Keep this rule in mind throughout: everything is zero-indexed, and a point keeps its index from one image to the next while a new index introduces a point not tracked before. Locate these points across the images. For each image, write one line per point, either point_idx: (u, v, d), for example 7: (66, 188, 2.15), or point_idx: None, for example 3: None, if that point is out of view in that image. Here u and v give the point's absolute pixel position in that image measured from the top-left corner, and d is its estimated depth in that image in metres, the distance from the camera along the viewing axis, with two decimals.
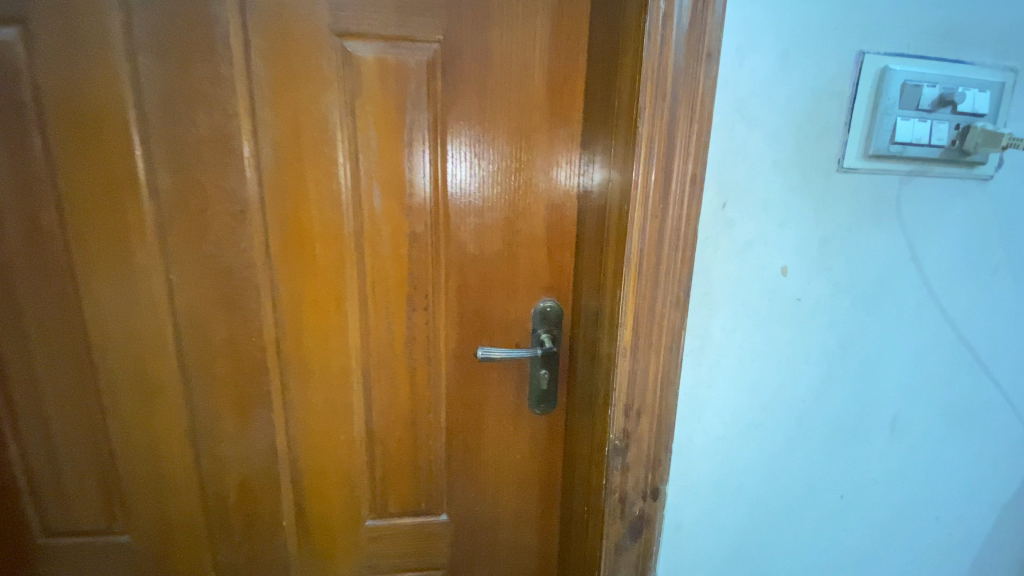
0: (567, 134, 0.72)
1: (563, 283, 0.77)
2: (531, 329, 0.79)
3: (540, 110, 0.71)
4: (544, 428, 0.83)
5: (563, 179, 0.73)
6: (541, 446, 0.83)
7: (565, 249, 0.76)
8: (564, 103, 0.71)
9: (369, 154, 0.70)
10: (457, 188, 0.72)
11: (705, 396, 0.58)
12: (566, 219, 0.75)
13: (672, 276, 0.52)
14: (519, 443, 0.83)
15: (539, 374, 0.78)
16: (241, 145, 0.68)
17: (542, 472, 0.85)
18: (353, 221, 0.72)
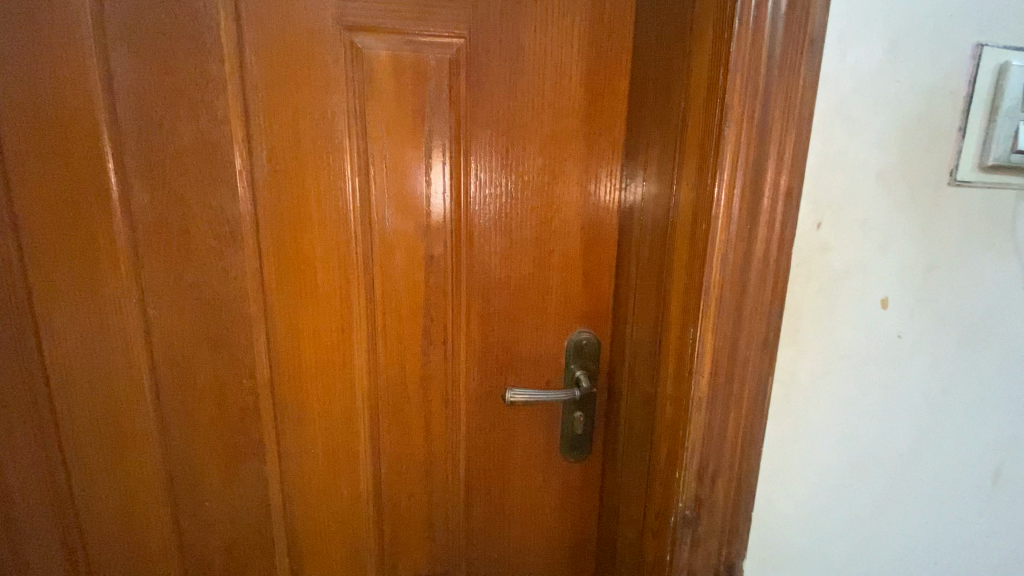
0: (608, 143, 0.63)
1: (601, 312, 0.67)
2: (563, 365, 0.69)
3: (578, 116, 0.61)
4: (579, 477, 0.72)
5: (603, 194, 0.64)
6: (574, 498, 0.73)
7: (603, 274, 0.66)
8: (607, 108, 0.61)
9: (381, 166, 0.60)
10: (482, 204, 0.63)
11: (790, 452, 0.48)
12: (605, 239, 0.65)
13: (760, 311, 0.43)
14: (549, 494, 0.72)
15: (573, 417, 0.68)
16: (232, 156, 0.58)
17: (574, 527, 0.74)
18: (362, 244, 0.62)
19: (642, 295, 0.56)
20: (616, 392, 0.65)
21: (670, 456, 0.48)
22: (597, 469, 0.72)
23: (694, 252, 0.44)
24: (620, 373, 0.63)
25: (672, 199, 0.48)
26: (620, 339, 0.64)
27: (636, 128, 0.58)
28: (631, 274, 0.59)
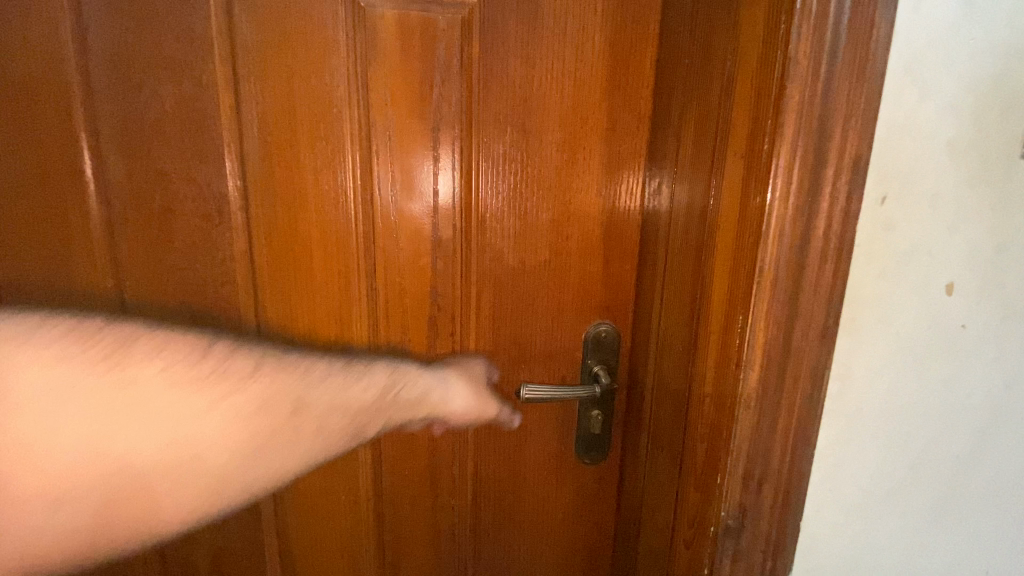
0: (633, 115, 0.57)
1: (622, 303, 0.62)
2: (580, 360, 0.63)
3: (601, 86, 0.56)
4: (595, 481, 0.67)
5: (627, 173, 0.58)
6: (590, 502, 0.68)
7: (625, 262, 0.61)
8: (634, 77, 0.56)
9: (384, 139, 0.55)
10: (495, 183, 0.57)
11: (843, 454, 0.44)
12: (628, 224, 0.60)
13: (818, 296, 0.38)
14: (563, 498, 0.67)
15: (591, 416, 0.63)
16: (218, 125, 0.52)
17: (590, 533, 0.69)
18: (364, 227, 0.57)
19: (673, 283, 0.51)
20: (639, 389, 0.59)
21: (709, 460, 0.43)
22: (615, 472, 0.67)
23: (743, 229, 0.39)
24: (644, 369, 0.58)
25: (713, 172, 0.43)
26: (643, 332, 0.59)
27: (665, 99, 0.53)
28: (658, 260, 0.54)
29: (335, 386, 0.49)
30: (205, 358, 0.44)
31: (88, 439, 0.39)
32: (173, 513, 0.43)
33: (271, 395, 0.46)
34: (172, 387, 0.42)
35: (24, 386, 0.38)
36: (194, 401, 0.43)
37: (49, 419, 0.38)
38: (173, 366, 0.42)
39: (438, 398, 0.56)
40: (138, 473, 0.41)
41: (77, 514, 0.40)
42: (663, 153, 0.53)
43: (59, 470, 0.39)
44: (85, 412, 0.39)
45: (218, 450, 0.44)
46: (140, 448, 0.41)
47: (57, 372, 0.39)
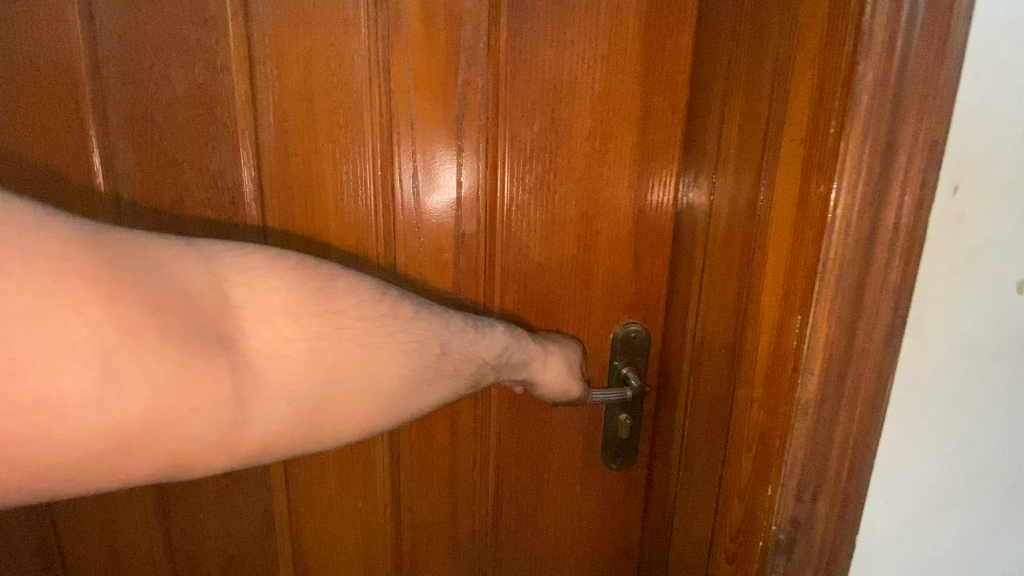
0: (668, 102, 0.54)
1: (652, 301, 0.59)
2: (608, 361, 0.61)
3: (635, 72, 0.53)
4: (621, 488, 0.64)
5: (661, 164, 0.55)
6: (616, 509, 0.65)
7: (656, 259, 0.58)
8: (670, 63, 0.53)
9: (406, 126, 0.52)
10: (522, 173, 0.54)
11: (903, 465, 0.40)
12: (661, 218, 0.57)
13: (885, 294, 0.35)
14: (588, 504, 0.64)
15: (619, 420, 0.60)
16: (233, 113, 0.49)
17: (615, 542, 0.66)
18: (385, 221, 0.54)
19: (713, 282, 0.48)
20: (671, 392, 0.57)
21: (755, 472, 0.40)
22: (642, 477, 0.64)
23: (801, 223, 0.36)
24: (677, 372, 0.55)
25: (763, 160, 0.39)
26: (676, 334, 0.56)
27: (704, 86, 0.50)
28: (695, 257, 0.51)
29: (467, 330, 0.49)
30: (383, 299, 0.44)
31: (301, 345, 0.39)
32: (335, 430, 0.41)
33: (423, 339, 0.45)
34: (360, 321, 0.42)
35: (245, 286, 0.38)
36: (381, 323, 0.43)
37: (261, 335, 0.38)
38: (342, 295, 0.41)
39: (551, 366, 0.54)
40: (326, 385, 0.40)
41: (273, 426, 0.38)
42: (701, 142, 0.50)
43: (261, 374, 0.38)
44: (293, 321, 0.39)
45: (391, 372, 0.43)
46: (337, 361, 0.40)
47: (263, 278, 0.39)
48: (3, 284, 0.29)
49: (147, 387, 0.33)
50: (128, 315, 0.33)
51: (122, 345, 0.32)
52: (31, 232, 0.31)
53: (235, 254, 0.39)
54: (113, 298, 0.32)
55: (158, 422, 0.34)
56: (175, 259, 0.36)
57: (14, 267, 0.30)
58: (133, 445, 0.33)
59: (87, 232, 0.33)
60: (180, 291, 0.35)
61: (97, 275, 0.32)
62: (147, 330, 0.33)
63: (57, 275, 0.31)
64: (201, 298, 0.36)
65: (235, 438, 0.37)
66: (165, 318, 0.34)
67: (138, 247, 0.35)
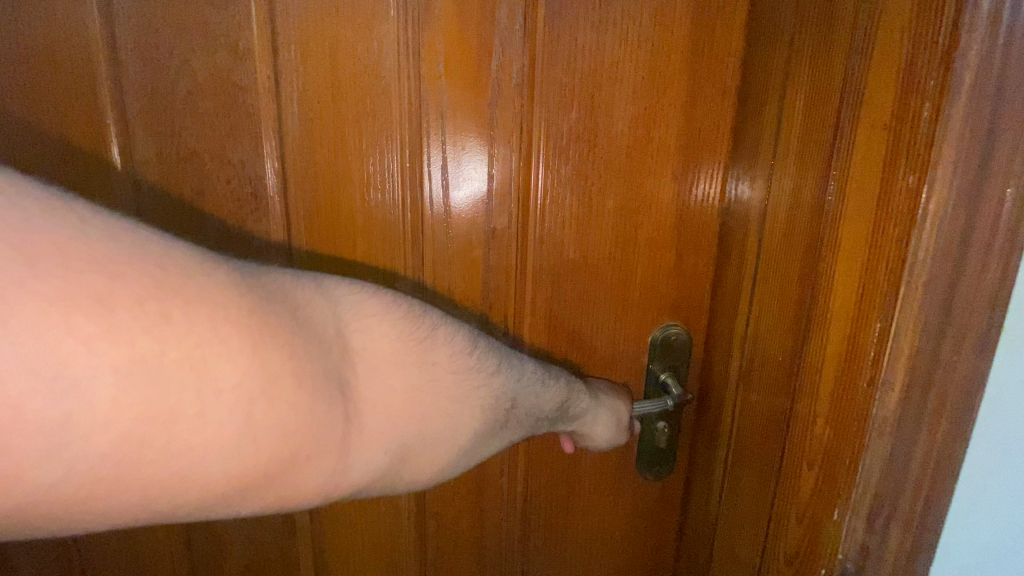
0: (717, 89, 0.50)
1: (694, 302, 0.56)
2: (644, 366, 0.57)
3: (682, 56, 0.49)
4: (656, 498, 0.61)
5: (707, 155, 0.51)
6: (650, 520, 0.62)
7: (699, 257, 0.54)
8: (720, 45, 0.49)
9: (436, 115, 0.49)
10: (557, 166, 0.51)
11: (983, 491, 0.36)
12: (705, 214, 0.53)
13: (982, 303, 0.31)
14: (621, 514, 0.61)
15: (656, 428, 0.57)
16: (256, 102, 0.47)
17: (647, 553, 0.63)
18: (414, 217, 0.52)
19: (766, 286, 0.45)
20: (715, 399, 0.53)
21: (821, 491, 0.38)
22: (678, 487, 0.61)
23: (884, 222, 0.32)
24: (721, 378, 0.52)
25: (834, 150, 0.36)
26: (720, 339, 0.52)
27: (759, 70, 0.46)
28: (746, 257, 0.47)
29: (538, 382, 0.48)
30: (472, 350, 0.44)
31: (401, 393, 0.39)
32: (411, 473, 0.42)
33: (499, 391, 0.46)
34: (452, 372, 0.43)
35: (362, 333, 0.38)
36: (467, 376, 0.43)
37: (370, 383, 0.38)
38: (439, 344, 0.42)
39: (603, 417, 0.53)
40: (415, 435, 0.41)
41: (368, 473, 0.38)
42: (756, 132, 0.46)
43: (364, 420, 0.37)
44: (397, 370, 0.39)
45: (467, 424, 0.44)
46: (428, 411, 0.41)
47: (378, 326, 0.39)
48: (164, 331, 0.28)
49: (279, 433, 0.32)
50: (270, 362, 0.32)
51: (264, 394, 0.31)
52: (193, 276, 0.30)
53: (352, 296, 0.39)
54: (261, 344, 0.31)
55: (281, 467, 0.33)
56: (305, 298, 0.36)
57: (175, 312, 0.28)
58: (253, 487, 0.32)
59: (236, 272, 0.32)
60: (315, 335, 0.35)
61: (249, 320, 0.31)
62: (285, 377, 0.32)
63: (214, 319, 0.29)
64: (328, 341, 0.36)
65: (336, 480, 0.36)
66: (300, 361, 0.33)
67: (279, 287, 0.34)
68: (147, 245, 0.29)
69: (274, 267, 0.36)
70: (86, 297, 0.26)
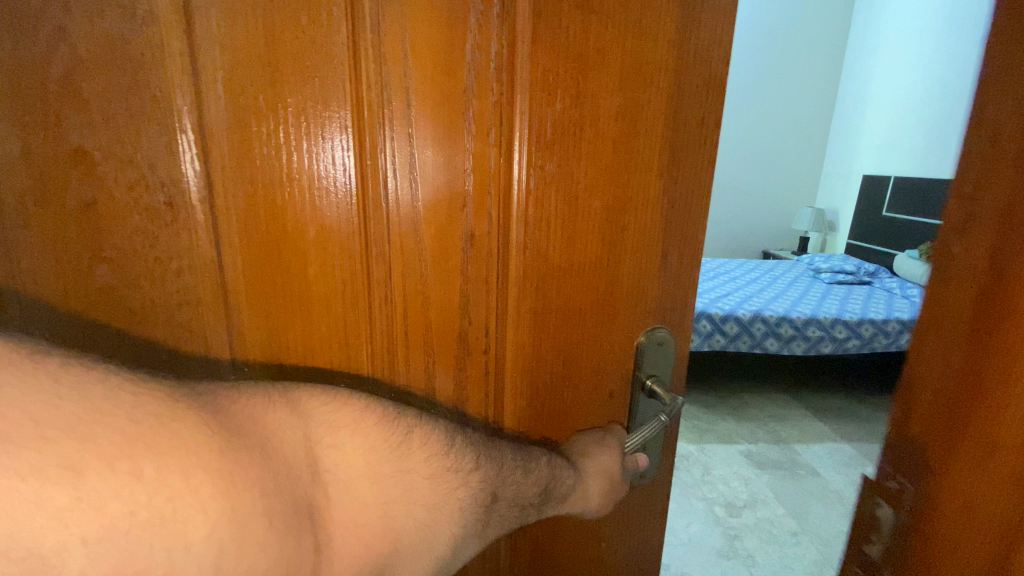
0: (706, 75, 0.46)
1: (681, 305, 0.52)
2: (631, 373, 0.53)
3: (666, 39, 0.44)
4: (645, 507, 0.58)
5: (695, 149, 0.48)
6: (639, 529, 0.59)
7: (687, 258, 0.51)
8: (707, 30, 0.45)
9: (398, 105, 0.41)
10: (540, 164, 0.45)
11: None
12: (694, 212, 0.49)
13: None
14: (609, 528, 0.58)
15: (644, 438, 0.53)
16: (151, 85, 0.37)
17: (638, 563, 0.60)
18: (376, 223, 0.44)
19: None
20: None
21: None
22: (665, 491, 0.59)
23: None
24: None
25: None
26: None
27: None
28: None
29: (517, 468, 0.47)
30: (450, 449, 0.43)
31: (376, 510, 0.37)
32: None
33: (478, 488, 0.44)
34: (429, 478, 0.41)
35: (334, 449, 0.36)
36: (445, 479, 0.42)
37: (344, 505, 0.35)
38: (416, 452, 0.40)
39: (594, 487, 0.51)
40: (392, 555, 0.38)
41: None
42: None
43: (337, 547, 0.34)
44: (373, 485, 0.37)
45: (445, 531, 0.41)
46: (405, 523, 0.38)
47: (350, 438, 0.37)
48: (137, 491, 0.25)
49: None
50: (245, 511, 0.28)
51: (237, 544, 0.27)
52: (164, 428, 0.27)
53: (327, 410, 0.37)
54: (234, 487, 0.28)
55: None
56: (276, 421, 0.34)
57: (146, 468, 0.25)
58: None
59: (207, 411, 0.30)
60: (287, 472, 0.32)
61: (221, 464, 0.28)
62: (256, 519, 0.29)
63: (188, 470, 0.27)
64: (299, 468, 0.33)
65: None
66: (271, 498, 0.30)
67: (248, 422, 0.32)
68: (118, 400, 0.26)
69: (235, 395, 0.33)
70: (53, 465, 0.23)
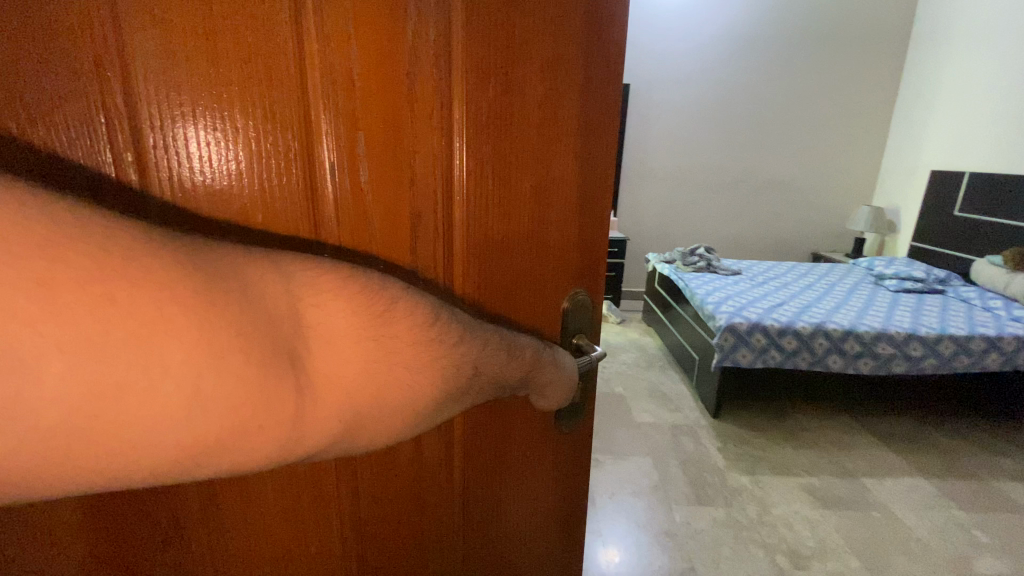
0: (606, 73, 0.56)
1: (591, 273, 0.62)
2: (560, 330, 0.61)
3: (577, 38, 0.52)
4: (570, 447, 0.68)
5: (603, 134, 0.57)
6: (567, 468, 0.68)
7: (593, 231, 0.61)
8: (607, 35, 0.54)
9: (340, 90, 0.45)
10: (475, 147, 0.51)
11: None
12: (602, 192, 0.59)
13: None
14: (544, 470, 0.66)
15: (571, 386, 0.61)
16: (78, 54, 0.35)
17: (564, 497, 0.70)
18: (325, 206, 0.47)
19: None
20: None
21: None
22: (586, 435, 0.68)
23: None
24: None
25: None
26: None
27: None
28: None
29: (499, 351, 0.50)
30: (435, 319, 0.44)
31: (356, 361, 0.40)
32: (369, 443, 0.42)
33: (461, 360, 0.46)
34: (412, 341, 0.43)
35: (315, 308, 0.38)
36: (430, 346, 0.44)
37: (323, 355, 0.38)
38: (399, 318, 0.42)
39: (558, 379, 0.57)
40: (372, 402, 0.41)
41: (324, 438, 0.38)
42: None
43: (319, 392, 0.38)
44: (355, 342, 0.40)
45: (428, 393, 0.44)
46: (382, 378, 0.41)
47: (334, 301, 0.39)
48: (108, 310, 0.28)
49: (230, 404, 0.32)
50: (219, 341, 0.32)
51: (212, 364, 0.31)
52: (141, 269, 0.30)
53: (310, 273, 0.38)
54: (208, 321, 0.31)
55: (232, 433, 0.33)
56: (255, 274, 0.36)
57: (117, 293, 0.29)
58: (212, 450, 0.32)
59: (182, 252, 0.32)
60: (266, 313, 0.35)
61: (194, 297, 0.31)
62: (233, 353, 0.32)
63: (158, 297, 0.30)
64: (278, 316, 0.36)
65: (297, 444, 0.36)
66: (249, 337, 0.33)
67: (227, 269, 0.34)
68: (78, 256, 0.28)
69: (234, 249, 0.35)
70: (26, 279, 0.26)
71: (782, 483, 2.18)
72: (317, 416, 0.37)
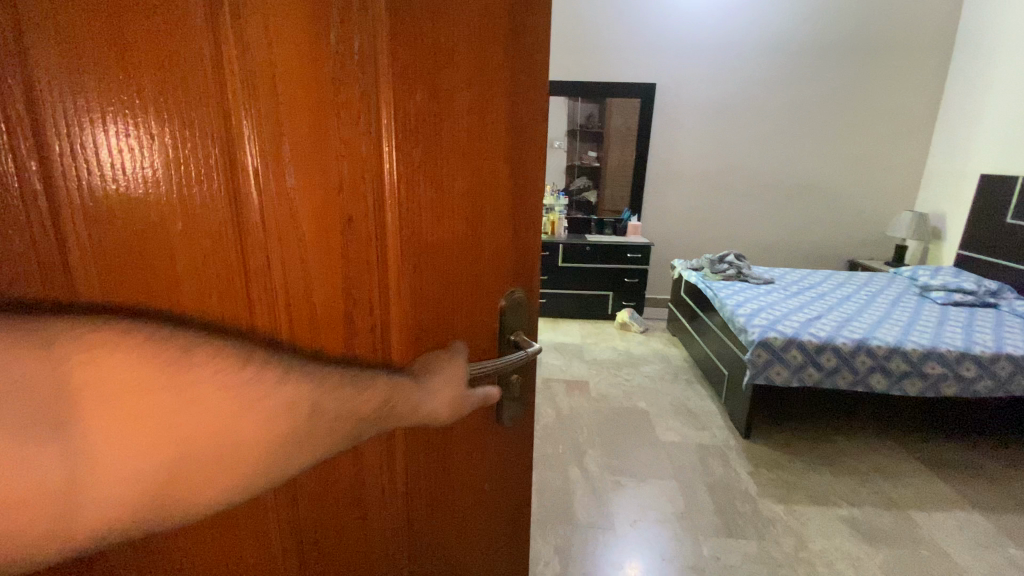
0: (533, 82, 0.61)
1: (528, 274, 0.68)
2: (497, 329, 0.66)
3: (503, 48, 0.56)
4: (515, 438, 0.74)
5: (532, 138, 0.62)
6: (512, 455, 0.74)
7: (528, 229, 0.65)
8: (530, 49, 0.59)
9: (263, 100, 0.46)
10: (406, 153, 0.53)
11: None
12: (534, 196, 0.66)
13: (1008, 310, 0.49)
14: (488, 461, 0.70)
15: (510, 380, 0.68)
16: None
17: (511, 484, 0.74)
18: (249, 208, 0.48)
19: None
20: None
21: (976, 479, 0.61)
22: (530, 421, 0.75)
23: None
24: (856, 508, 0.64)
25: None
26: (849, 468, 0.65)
27: None
28: None
29: (351, 387, 0.52)
30: (236, 382, 0.46)
31: (148, 423, 0.42)
32: (208, 499, 0.46)
33: (297, 399, 0.49)
34: (219, 392, 0.45)
35: (91, 366, 0.40)
36: (210, 407, 0.45)
37: (107, 439, 0.41)
38: (199, 367, 0.45)
39: (443, 390, 0.59)
40: (170, 463, 0.43)
41: (106, 513, 0.41)
42: None
43: (99, 474, 0.40)
44: (142, 398, 0.42)
45: (245, 438, 0.47)
46: (188, 428, 0.44)
47: (113, 359, 0.41)
48: None
49: (37, 486, 0.38)
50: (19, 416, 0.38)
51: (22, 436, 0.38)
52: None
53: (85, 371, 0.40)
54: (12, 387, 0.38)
55: (66, 503, 0.39)
56: (68, 341, 0.40)
57: None
58: (60, 522, 0.39)
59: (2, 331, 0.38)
60: (30, 458, 0.38)
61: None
62: (56, 431, 0.39)
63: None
64: (68, 386, 0.40)
65: (64, 527, 0.39)
66: (39, 408, 0.39)
67: (41, 342, 0.39)
68: None
69: (72, 320, 0.41)
70: None
71: (820, 513, 2.03)
72: (144, 461, 0.42)
